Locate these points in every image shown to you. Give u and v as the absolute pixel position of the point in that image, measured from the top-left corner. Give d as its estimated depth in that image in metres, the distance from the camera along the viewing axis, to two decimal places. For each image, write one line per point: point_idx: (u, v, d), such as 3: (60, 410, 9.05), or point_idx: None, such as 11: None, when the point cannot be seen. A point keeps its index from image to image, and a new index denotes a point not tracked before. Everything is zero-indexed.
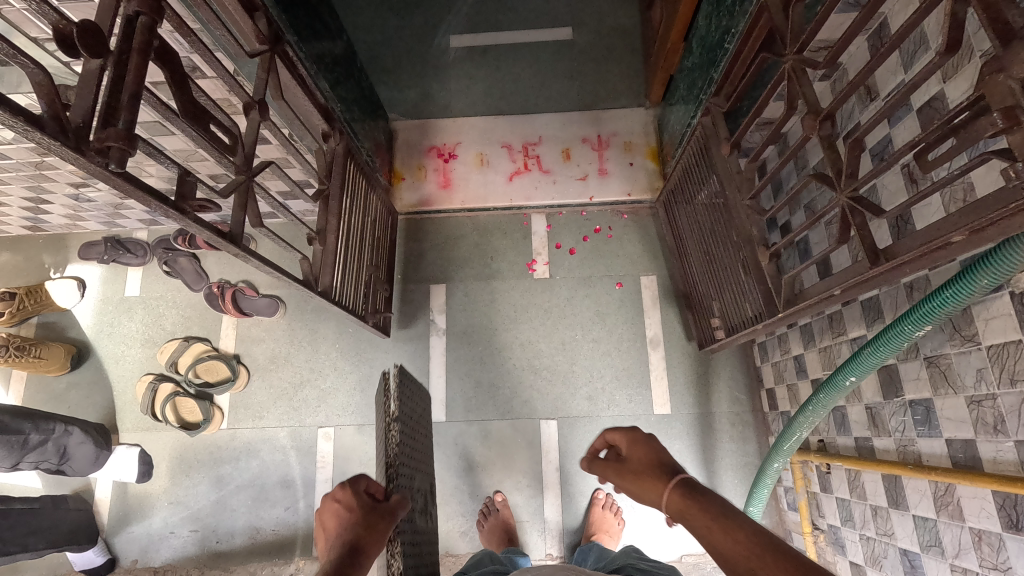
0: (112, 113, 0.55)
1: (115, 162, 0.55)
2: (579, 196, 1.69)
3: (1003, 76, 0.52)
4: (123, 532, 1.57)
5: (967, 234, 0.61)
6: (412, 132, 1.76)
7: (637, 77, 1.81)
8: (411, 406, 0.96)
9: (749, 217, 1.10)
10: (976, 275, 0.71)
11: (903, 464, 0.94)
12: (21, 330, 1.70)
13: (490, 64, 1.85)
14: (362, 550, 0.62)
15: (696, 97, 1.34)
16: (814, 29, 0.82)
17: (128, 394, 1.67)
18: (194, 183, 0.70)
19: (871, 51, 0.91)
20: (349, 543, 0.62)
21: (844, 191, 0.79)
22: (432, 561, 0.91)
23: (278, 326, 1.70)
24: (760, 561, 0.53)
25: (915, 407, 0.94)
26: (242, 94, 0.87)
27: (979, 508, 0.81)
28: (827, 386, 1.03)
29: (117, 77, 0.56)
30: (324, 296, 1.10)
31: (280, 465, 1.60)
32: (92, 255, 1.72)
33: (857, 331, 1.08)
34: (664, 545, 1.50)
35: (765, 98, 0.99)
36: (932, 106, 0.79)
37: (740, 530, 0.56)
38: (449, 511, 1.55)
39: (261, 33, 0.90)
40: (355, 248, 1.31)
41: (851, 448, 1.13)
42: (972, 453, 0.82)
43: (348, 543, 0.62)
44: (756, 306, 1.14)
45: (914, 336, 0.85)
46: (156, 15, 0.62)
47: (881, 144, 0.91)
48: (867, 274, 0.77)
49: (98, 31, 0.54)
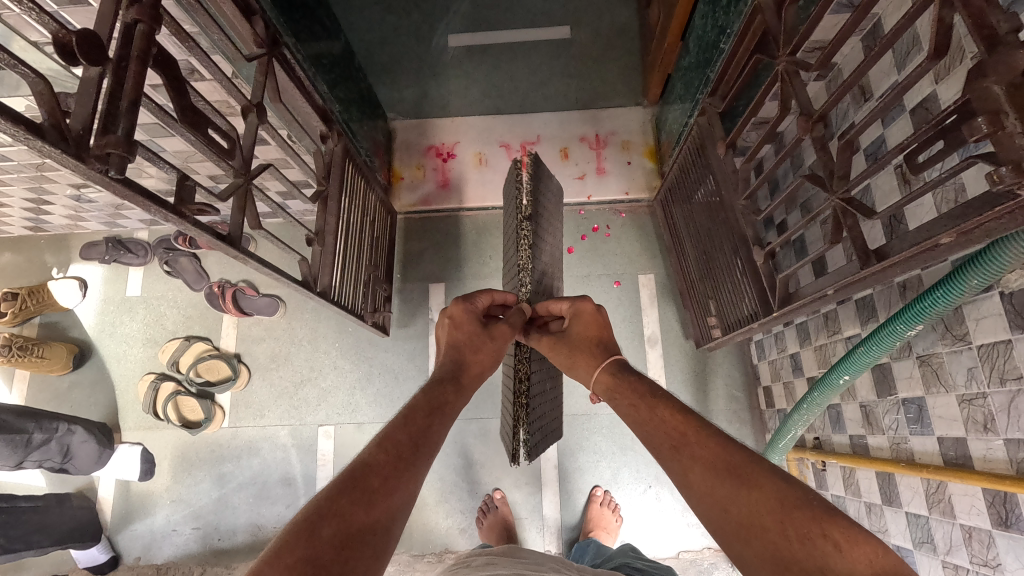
0: (112, 119, 0.55)
1: (114, 169, 0.55)
2: (577, 195, 1.70)
3: (987, 81, 0.53)
4: (126, 529, 1.59)
5: (955, 235, 0.61)
6: (411, 132, 1.77)
7: (635, 76, 1.81)
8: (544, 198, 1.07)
9: (745, 216, 1.11)
10: (966, 276, 0.72)
11: (896, 461, 0.95)
12: (24, 330, 1.72)
13: (489, 63, 1.86)
14: (462, 357, 0.80)
15: (693, 96, 1.34)
16: (807, 31, 0.82)
17: (130, 394, 1.68)
18: (193, 188, 0.71)
19: (864, 51, 0.92)
20: (455, 347, 0.81)
21: (836, 193, 0.79)
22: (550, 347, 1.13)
23: (278, 325, 1.71)
24: (685, 435, 0.63)
25: (908, 406, 0.94)
26: (240, 98, 0.87)
27: (969, 505, 0.82)
28: (821, 384, 1.04)
29: (116, 85, 0.57)
30: (323, 296, 1.11)
31: (281, 463, 1.62)
32: (93, 255, 1.74)
33: (852, 330, 1.09)
34: (661, 541, 1.52)
35: (760, 98, 0.99)
36: (925, 106, 0.80)
37: (666, 408, 0.67)
38: (448, 508, 1.56)
39: (258, 36, 0.90)
40: (354, 249, 1.32)
41: (846, 445, 1.14)
42: (963, 451, 0.83)
43: (457, 350, 0.80)
44: (752, 305, 1.15)
45: (906, 335, 0.86)
46: (154, 22, 0.62)
47: (874, 145, 0.92)
48: (859, 275, 0.77)
49: (97, 40, 0.55)
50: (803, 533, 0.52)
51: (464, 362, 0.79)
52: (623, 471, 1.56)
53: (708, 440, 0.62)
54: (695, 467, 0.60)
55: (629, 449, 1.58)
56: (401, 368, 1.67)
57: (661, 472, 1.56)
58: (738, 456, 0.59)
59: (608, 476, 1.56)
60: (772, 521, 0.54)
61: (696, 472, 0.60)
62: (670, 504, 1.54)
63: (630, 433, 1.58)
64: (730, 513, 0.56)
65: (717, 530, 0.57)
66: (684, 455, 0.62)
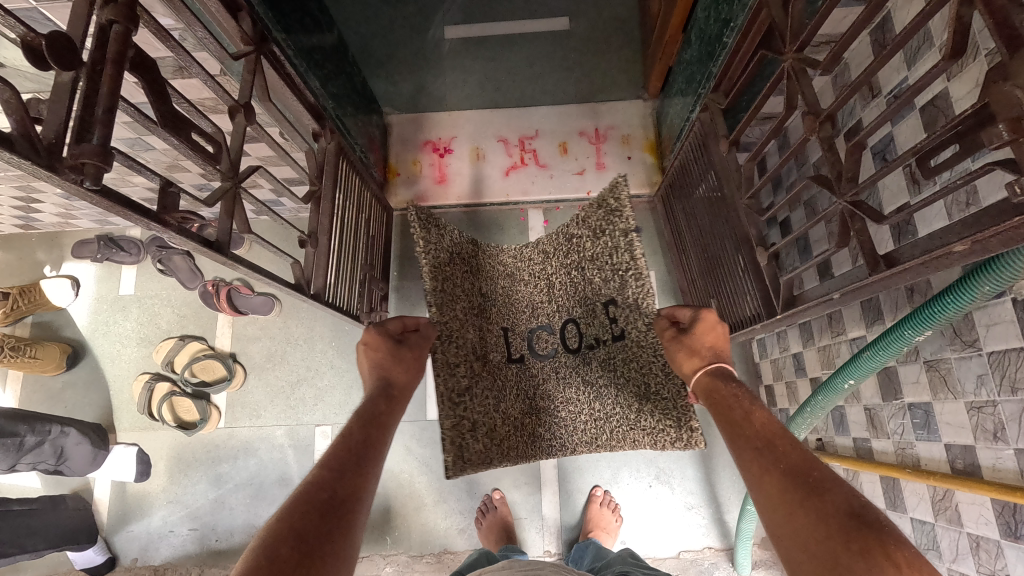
0: (86, 127, 0.52)
1: (90, 179, 0.52)
2: (576, 190, 1.67)
3: (1008, 84, 0.50)
4: (123, 530, 1.58)
5: (970, 244, 0.59)
6: (406, 127, 1.74)
7: (635, 68, 1.77)
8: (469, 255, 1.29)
9: (748, 216, 1.08)
10: (978, 282, 0.70)
11: (901, 467, 0.93)
12: (16, 329, 1.69)
13: (485, 56, 1.82)
14: (388, 374, 0.86)
15: (694, 91, 1.31)
16: (815, 27, 0.79)
17: (125, 394, 1.66)
18: (177, 194, 0.68)
19: (873, 47, 0.89)
20: (380, 367, 0.87)
21: (844, 196, 0.76)
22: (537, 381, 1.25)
23: (274, 324, 1.69)
24: (772, 439, 0.65)
25: (915, 411, 0.92)
26: (227, 98, 0.84)
27: (978, 514, 0.81)
28: (825, 388, 1.02)
29: (91, 89, 0.54)
30: (318, 299, 1.09)
31: (278, 463, 1.61)
32: (83, 253, 1.70)
33: (857, 332, 1.07)
34: (661, 541, 1.51)
35: (765, 95, 0.96)
36: (935, 105, 0.77)
37: (764, 415, 0.69)
38: (447, 508, 1.55)
39: (246, 33, 0.87)
40: (349, 250, 1.29)
41: (849, 448, 1.13)
42: (971, 459, 0.81)
43: (381, 370, 0.86)
44: (754, 305, 1.13)
45: (914, 340, 0.84)
46: (131, 22, 0.59)
47: (882, 143, 0.89)
48: (866, 281, 0.75)
49: (68, 42, 0.52)
50: (863, 546, 0.50)
51: (390, 377, 0.86)
52: (623, 471, 1.55)
53: (794, 448, 0.63)
54: (772, 467, 0.62)
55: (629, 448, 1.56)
56: None
57: (662, 472, 1.55)
58: (817, 469, 0.59)
59: (608, 475, 1.55)
60: (834, 529, 0.53)
61: (770, 473, 0.61)
62: (671, 504, 1.53)
63: None
64: (794, 515, 0.56)
65: (776, 532, 0.58)
66: (766, 456, 0.63)
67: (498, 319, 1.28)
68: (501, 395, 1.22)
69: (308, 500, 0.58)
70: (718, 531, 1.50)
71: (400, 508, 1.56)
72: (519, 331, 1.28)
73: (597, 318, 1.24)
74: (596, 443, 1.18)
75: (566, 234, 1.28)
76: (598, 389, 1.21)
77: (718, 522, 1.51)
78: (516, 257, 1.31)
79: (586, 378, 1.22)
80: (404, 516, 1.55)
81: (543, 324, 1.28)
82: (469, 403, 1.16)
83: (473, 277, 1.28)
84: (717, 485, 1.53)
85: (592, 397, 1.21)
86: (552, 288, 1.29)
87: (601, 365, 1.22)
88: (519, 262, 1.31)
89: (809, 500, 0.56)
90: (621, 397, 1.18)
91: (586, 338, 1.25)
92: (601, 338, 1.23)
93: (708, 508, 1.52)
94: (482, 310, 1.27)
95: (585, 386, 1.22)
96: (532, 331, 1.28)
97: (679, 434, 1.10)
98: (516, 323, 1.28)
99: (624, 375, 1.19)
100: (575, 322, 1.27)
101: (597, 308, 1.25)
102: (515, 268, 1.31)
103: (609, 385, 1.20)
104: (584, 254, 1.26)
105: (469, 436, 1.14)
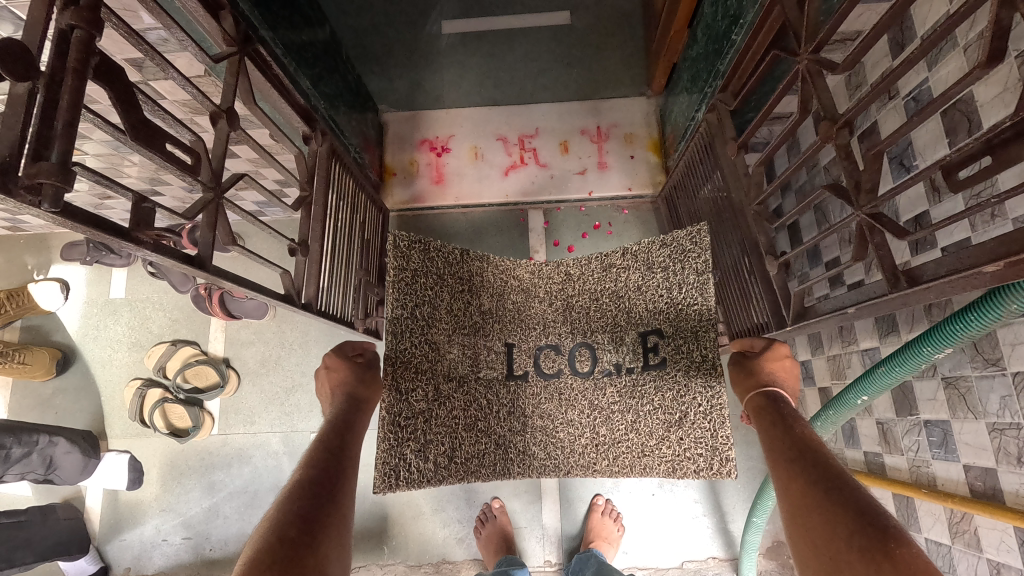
0: (44, 144, 0.48)
1: (48, 201, 0.48)
2: (578, 191, 1.62)
3: None
4: (115, 539, 1.55)
5: (1002, 264, 0.55)
6: (402, 125, 1.69)
7: (638, 64, 1.72)
8: (480, 274, 1.20)
9: (757, 223, 1.03)
10: (1004, 300, 0.66)
11: (916, 486, 0.90)
12: (5, 334, 1.66)
13: (484, 52, 1.76)
14: (355, 393, 0.86)
15: (700, 88, 1.26)
16: (833, 26, 0.74)
17: (117, 400, 1.63)
18: (151, 210, 0.64)
19: (893, 47, 0.84)
20: (346, 389, 0.86)
21: (862, 208, 0.72)
22: (533, 406, 1.16)
23: (268, 328, 1.65)
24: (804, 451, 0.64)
25: (932, 428, 0.88)
26: (208, 103, 0.80)
27: (998, 540, 0.77)
28: (837, 403, 0.98)
29: (49, 102, 0.49)
30: (309, 309, 1.05)
31: (273, 471, 1.57)
32: (74, 256, 1.63)
33: (869, 343, 1.02)
34: (664, 551, 1.48)
35: (777, 97, 0.91)
36: (960, 110, 0.73)
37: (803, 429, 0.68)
38: (445, 516, 1.52)
39: (228, 34, 0.83)
40: (342, 256, 1.25)
41: (860, 461, 1.09)
42: (991, 482, 0.77)
43: (346, 389, 0.86)
44: (763, 315, 1.09)
45: (932, 358, 0.80)
46: (94, 28, 0.54)
47: (901, 148, 0.84)
48: (884, 298, 0.71)
49: (22, 50, 0.47)
50: (865, 548, 0.50)
51: (356, 395, 0.86)
52: (626, 479, 1.52)
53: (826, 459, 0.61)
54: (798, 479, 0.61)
55: None
56: None
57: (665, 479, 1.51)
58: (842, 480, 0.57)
59: (610, 484, 1.52)
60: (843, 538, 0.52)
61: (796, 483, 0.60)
62: (674, 512, 1.49)
63: None
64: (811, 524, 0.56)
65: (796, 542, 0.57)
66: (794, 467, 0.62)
67: (503, 336, 1.20)
68: (486, 412, 1.14)
69: (291, 508, 0.58)
70: (722, 540, 1.47)
71: (398, 516, 1.53)
72: (526, 348, 1.20)
73: (622, 344, 1.17)
74: (594, 468, 1.12)
75: (600, 260, 1.20)
76: (607, 414, 1.13)
77: (722, 531, 1.48)
78: (535, 274, 1.23)
79: (595, 401, 1.15)
80: (402, 525, 1.52)
81: (551, 343, 1.20)
82: (420, 422, 1.05)
83: (471, 295, 1.19)
84: (721, 493, 1.49)
85: (596, 419, 1.14)
86: (569, 310, 1.21)
87: (615, 393, 1.14)
88: (537, 280, 1.23)
89: (828, 505, 0.55)
90: (635, 427, 1.11)
91: (601, 362, 1.17)
92: (624, 365, 1.15)
93: (712, 516, 1.48)
94: (489, 328, 1.20)
95: (590, 409, 1.14)
96: (541, 350, 1.20)
97: (709, 465, 1.05)
98: (524, 341, 1.20)
99: (641, 406, 1.12)
100: (589, 346, 1.18)
101: (626, 334, 1.17)
102: (531, 286, 1.23)
103: (620, 413, 1.13)
104: (630, 283, 1.17)
105: (413, 452, 1.02)
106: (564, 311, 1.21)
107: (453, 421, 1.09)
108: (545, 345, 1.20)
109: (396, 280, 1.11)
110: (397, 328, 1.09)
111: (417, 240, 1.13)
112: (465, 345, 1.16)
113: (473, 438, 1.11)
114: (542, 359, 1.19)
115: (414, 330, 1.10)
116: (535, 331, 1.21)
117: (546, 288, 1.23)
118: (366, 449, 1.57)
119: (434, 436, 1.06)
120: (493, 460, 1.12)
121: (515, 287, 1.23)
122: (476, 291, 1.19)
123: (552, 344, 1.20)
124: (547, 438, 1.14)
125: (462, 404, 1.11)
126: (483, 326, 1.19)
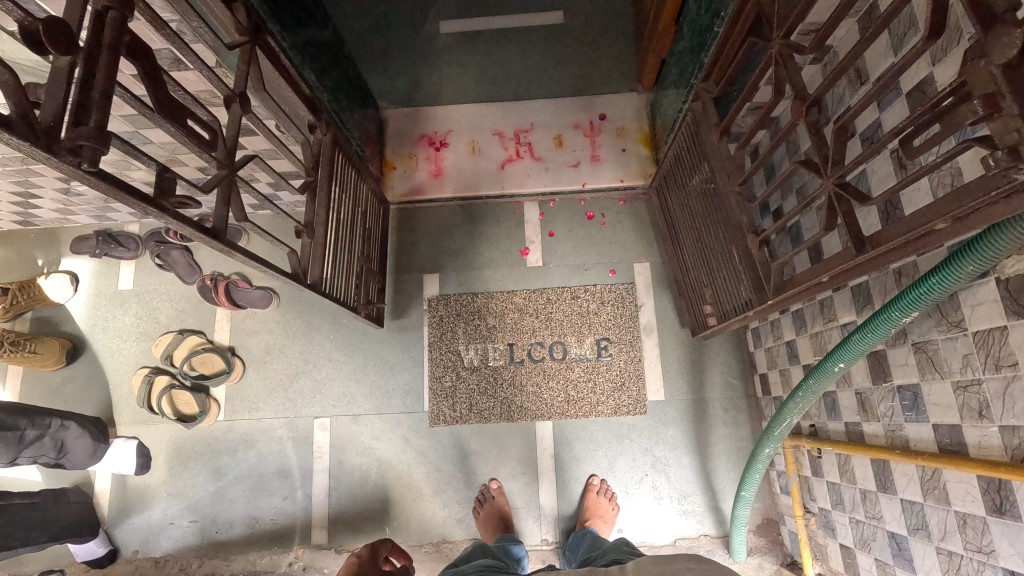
0: (84, 111, 0.54)
1: (88, 161, 0.54)
2: (572, 183, 1.68)
3: (983, 62, 0.52)
4: (124, 523, 1.59)
5: (951, 220, 0.61)
6: (402, 121, 1.75)
7: (630, 60, 1.77)
8: (490, 301, 1.66)
9: (739, 204, 1.09)
10: (961, 263, 0.71)
11: (890, 448, 0.95)
12: (17, 325, 1.71)
13: (480, 50, 1.82)
14: None
15: (687, 81, 1.33)
16: (801, 14, 0.81)
17: (125, 387, 1.67)
18: (173, 180, 0.69)
19: (861, 33, 0.89)
20: None
21: (830, 178, 0.78)
22: (524, 383, 1.61)
23: (272, 317, 1.70)
24: None
25: (904, 393, 0.94)
26: (222, 87, 0.85)
27: (964, 492, 0.82)
28: (816, 372, 1.03)
29: (87, 74, 0.55)
30: (314, 289, 1.10)
31: (277, 455, 1.62)
32: (83, 249, 1.70)
33: (847, 317, 1.08)
34: (657, 529, 1.52)
35: (754, 83, 0.97)
36: (921, 89, 0.78)
37: None
38: (446, 498, 1.57)
39: (239, 23, 0.89)
40: (346, 241, 1.31)
41: (841, 432, 1.14)
42: (958, 438, 0.83)
43: None
44: (748, 292, 1.14)
45: (900, 322, 0.85)
46: (125, 9, 0.61)
47: (870, 128, 0.89)
48: (852, 261, 0.76)
49: (66, 28, 0.53)
50: None
51: None
52: (620, 459, 1.56)
53: None
54: None
55: (625, 437, 1.57)
56: (395, 360, 1.66)
57: (658, 460, 1.56)
58: None
59: (604, 464, 1.56)
60: None
61: None
62: (666, 492, 1.54)
63: (625, 421, 1.58)
64: None
65: None
66: None
67: (504, 337, 1.64)
68: (491, 387, 1.61)
69: None
70: (714, 519, 1.52)
71: (400, 498, 1.58)
72: (521, 345, 1.63)
73: (584, 340, 1.62)
74: (567, 413, 1.59)
75: (570, 291, 1.65)
76: (575, 384, 1.60)
77: (713, 509, 1.53)
78: (525, 298, 1.66)
79: (567, 377, 1.60)
80: (403, 506, 1.57)
81: (538, 340, 1.63)
82: (457, 388, 1.61)
83: (479, 318, 1.65)
84: (712, 474, 1.54)
85: (567, 386, 1.60)
86: (550, 319, 1.64)
87: (581, 371, 1.60)
88: (527, 301, 1.66)
89: None
90: (594, 391, 1.60)
91: (571, 352, 1.62)
92: (585, 355, 1.61)
93: (703, 496, 1.53)
94: (495, 334, 1.64)
95: (564, 384, 1.60)
96: (531, 345, 1.63)
97: (636, 407, 1.58)
98: (519, 339, 1.64)
99: (598, 378, 1.60)
100: (563, 341, 1.63)
101: (587, 336, 1.63)
102: (523, 305, 1.66)
103: (584, 383, 1.60)
104: (588, 308, 1.64)
105: (447, 404, 1.61)
106: (547, 315, 1.65)
107: (473, 393, 1.61)
108: (533, 341, 1.63)
109: (434, 319, 1.66)
110: (439, 342, 1.65)
111: (448, 297, 1.67)
112: (483, 349, 1.63)
113: (480, 404, 1.60)
114: (534, 353, 1.63)
115: (444, 344, 1.64)
116: (526, 332, 1.64)
117: (533, 304, 1.65)
118: (369, 433, 1.62)
119: (453, 397, 1.61)
120: (499, 423, 1.60)
121: (511, 305, 1.66)
122: (489, 313, 1.66)
123: (538, 340, 1.63)
124: (536, 406, 1.60)
125: (482, 383, 1.61)
126: (486, 332, 1.64)
